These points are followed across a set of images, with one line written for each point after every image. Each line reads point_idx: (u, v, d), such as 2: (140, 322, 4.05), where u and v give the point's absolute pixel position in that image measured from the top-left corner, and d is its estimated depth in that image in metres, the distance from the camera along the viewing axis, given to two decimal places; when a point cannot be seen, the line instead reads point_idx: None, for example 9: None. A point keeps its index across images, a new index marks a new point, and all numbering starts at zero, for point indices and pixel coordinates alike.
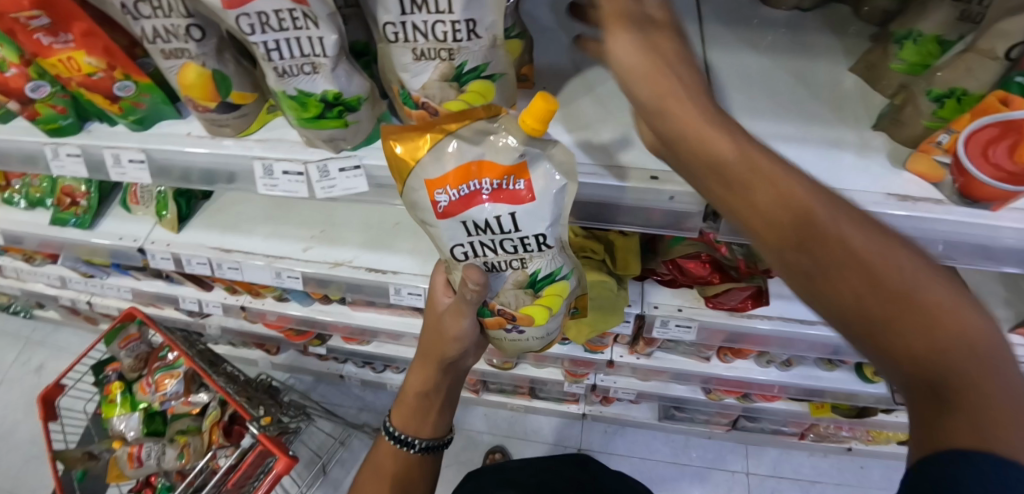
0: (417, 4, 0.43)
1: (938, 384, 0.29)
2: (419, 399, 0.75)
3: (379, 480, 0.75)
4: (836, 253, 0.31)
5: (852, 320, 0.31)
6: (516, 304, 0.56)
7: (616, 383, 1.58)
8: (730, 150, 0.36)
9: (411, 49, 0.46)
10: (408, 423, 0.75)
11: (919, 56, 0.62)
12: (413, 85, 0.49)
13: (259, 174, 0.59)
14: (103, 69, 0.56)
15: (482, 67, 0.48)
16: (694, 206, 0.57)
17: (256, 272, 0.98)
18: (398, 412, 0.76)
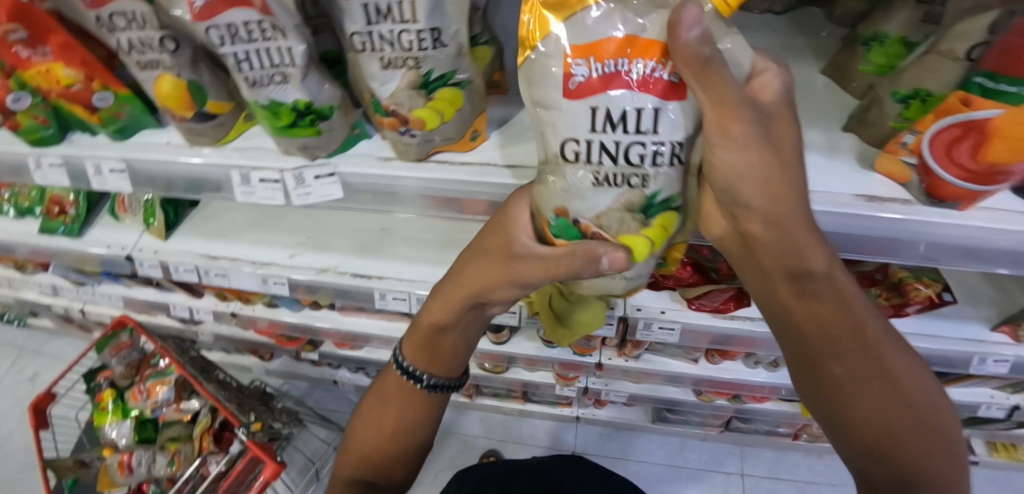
0: (383, 13, 0.44)
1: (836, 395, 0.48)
2: (438, 334, 0.67)
3: (380, 415, 0.74)
4: (865, 351, 0.49)
5: (853, 389, 0.50)
6: (618, 229, 0.46)
7: (608, 386, 1.58)
8: (810, 260, 0.47)
9: (379, 58, 0.47)
10: (420, 355, 0.70)
11: (886, 58, 0.63)
12: (383, 94, 0.50)
13: (237, 183, 0.61)
14: (81, 81, 0.57)
15: (449, 75, 0.49)
16: None
17: (243, 279, 0.99)
18: (413, 338, 0.70)
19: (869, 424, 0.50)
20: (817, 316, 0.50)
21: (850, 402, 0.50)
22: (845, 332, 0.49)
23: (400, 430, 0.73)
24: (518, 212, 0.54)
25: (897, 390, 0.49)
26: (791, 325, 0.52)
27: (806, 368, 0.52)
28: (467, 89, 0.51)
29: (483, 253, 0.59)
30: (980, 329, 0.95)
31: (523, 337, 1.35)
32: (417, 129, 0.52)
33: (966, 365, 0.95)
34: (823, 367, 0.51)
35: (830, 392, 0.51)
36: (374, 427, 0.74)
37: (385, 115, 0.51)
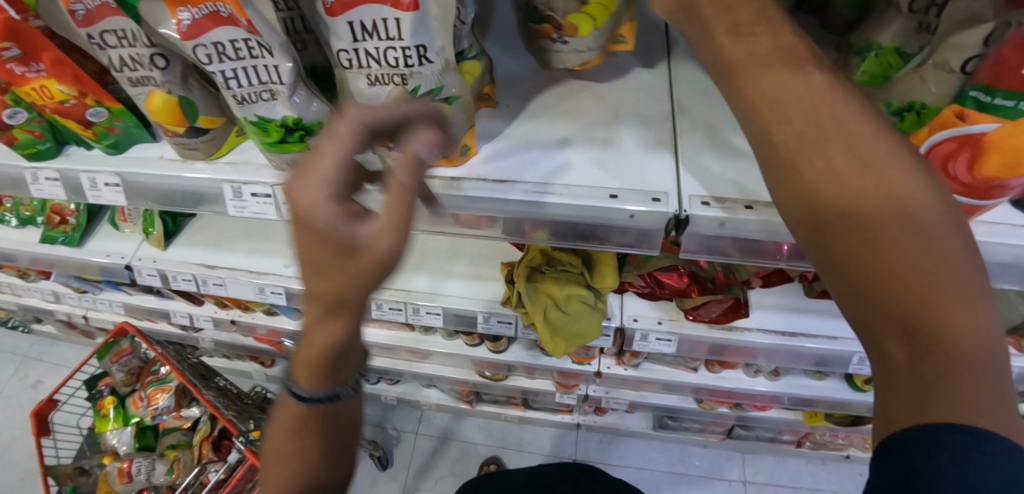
0: (368, 30, 0.44)
1: (819, 202, 0.31)
2: (324, 364, 0.47)
3: (287, 443, 0.56)
4: (853, 176, 0.30)
5: (837, 252, 0.31)
6: (564, 11, 0.60)
7: (609, 394, 1.56)
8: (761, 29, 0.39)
9: (365, 75, 0.47)
10: (318, 388, 0.50)
11: (879, 68, 0.62)
12: None
13: (229, 197, 0.61)
14: (75, 97, 0.57)
15: (436, 91, 0.49)
16: (657, 224, 0.57)
17: (240, 289, 1.00)
18: (304, 378, 0.50)
19: (872, 312, 0.29)
20: (784, 133, 0.34)
21: (836, 275, 0.31)
22: (817, 135, 0.32)
23: (327, 441, 0.57)
24: (317, 207, 0.35)
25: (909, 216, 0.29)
26: (778, 144, 0.34)
27: (793, 215, 0.33)
28: (456, 105, 0.51)
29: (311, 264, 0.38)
30: None
31: (521, 344, 1.34)
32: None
33: None
34: (809, 178, 0.32)
35: (835, 251, 0.31)
36: (291, 457, 0.56)
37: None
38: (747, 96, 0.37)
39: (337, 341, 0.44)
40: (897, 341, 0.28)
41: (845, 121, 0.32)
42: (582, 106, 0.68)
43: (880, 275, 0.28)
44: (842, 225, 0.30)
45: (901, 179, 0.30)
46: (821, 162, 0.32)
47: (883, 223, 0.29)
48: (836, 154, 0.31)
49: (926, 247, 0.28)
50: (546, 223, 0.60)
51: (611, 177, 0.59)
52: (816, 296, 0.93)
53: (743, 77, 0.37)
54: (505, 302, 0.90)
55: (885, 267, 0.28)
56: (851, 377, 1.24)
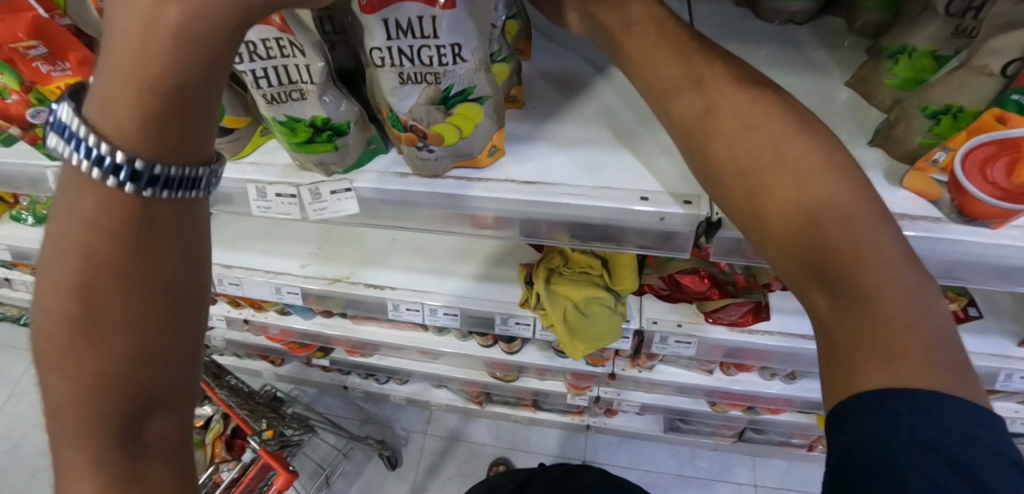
0: (403, 29, 0.43)
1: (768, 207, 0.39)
2: (161, 48, 0.27)
3: (62, 317, 0.30)
4: (783, 177, 0.39)
5: (781, 243, 0.39)
6: None
7: (621, 395, 1.55)
8: (700, 70, 0.48)
9: (397, 74, 0.46)
10: (145, 145, 0.29)
11: (912, 72, 0.62)
12: (401, 108, 0.49)
13: (253, 197, 0.61)
14: None
15: (469, 90, 0.48)
16: (685, 227, 0.56)
17: (257, 288, 0.99)
18: (134, 123, 0.28)
19: (815, 285, 0.36)
20: (726, 151, 0.43)
21: (794, 264, 0.38)
22: (756, 158, 0.41)
23: (153, 315, 0.31)
24: None
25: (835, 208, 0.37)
26: (734, 168, 0.43)
27: (753, 224, 0.41)
28: (487, 105, 0.50)
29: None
30: (1007, 345, 0.92)
31: (534, 346, 1.33)
32: (435, 145, 0.51)
33: (991, 381, 0.92)
34: (759, 192, 0.40)
35: (789, 245, 0.38)
36: (90, 342, 0.30)
37: (403, 130, 0.51)
38: (704, 131, 0.46)
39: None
40: (835, 306, 0.35)
41: (777, 141, 0.41)
42: (606, 107, 0.67)
43: (814, 254, 0.36)
44: (783, 219, 0.38)
45: (816, 176, 0.38)
46: (757, 170, 0.41)
47: (811, 212, 0.37)
48: (769, 162, 0.40)
49: (847, 230, 0.36)
50: (572, 226, 0.60)
51: (640, 179, 0.58)
52: None
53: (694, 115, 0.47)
54: (524, 303, 0.90)
55: (815, 247, 0.36)
56: None
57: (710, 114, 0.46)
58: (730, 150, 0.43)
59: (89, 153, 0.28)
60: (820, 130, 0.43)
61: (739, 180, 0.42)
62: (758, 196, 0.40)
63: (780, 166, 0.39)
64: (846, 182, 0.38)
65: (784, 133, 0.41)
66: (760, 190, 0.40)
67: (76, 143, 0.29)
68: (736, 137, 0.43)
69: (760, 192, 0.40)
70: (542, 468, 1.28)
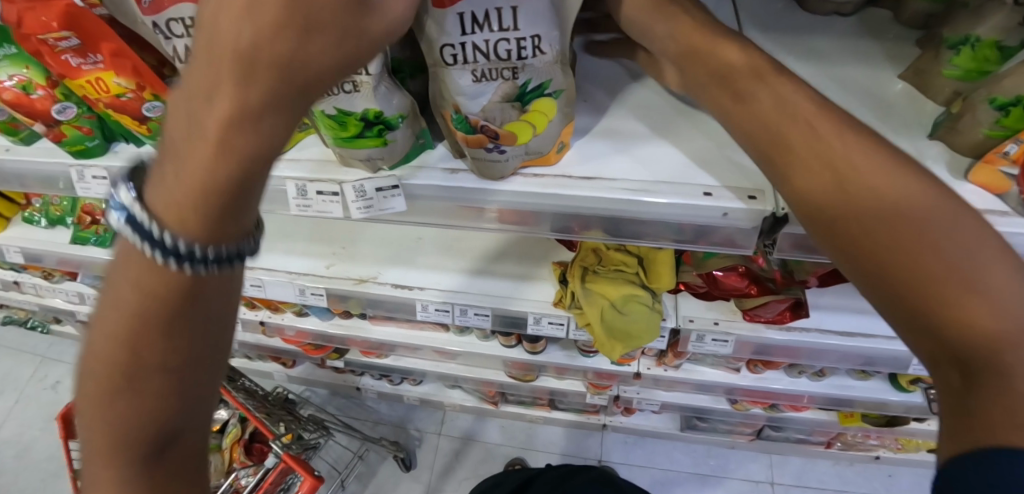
0: (479, 22, 0.43)
1: (857, 221, 0.34)
2: (230, 157, 0.27)
3: (113, 360, 0.31)
4: (871, 204, 0.33)
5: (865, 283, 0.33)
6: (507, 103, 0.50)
7: (640, 394, 1.54)
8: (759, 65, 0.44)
9: (470, 71, 0.45)
10: (201, 233, 0.29)
11: (974, 63, 0.60)
12: (471, 108, 0.47)
13: (293, 195, 0.58)
14: (132, 90, 0.54)
15: (545, 85, 0.47)
16: (748, 223, 0.54)
17: (280, 290, 0.97)
18: (180, 213, 0.29)
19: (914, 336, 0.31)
20: (802, 171, 0.38)
21: (884, 291, 0.32)
22: (834, 167, 0.36)
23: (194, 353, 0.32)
24: None
25: (948, 233, 0.31)
26: (818, 172, 0.37)
27: (834, 239, 0.35)
28: (558, 98, 0.49)
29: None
30: None
31: (558, 345, 1.31)
32: (507, 144, 0.50)
33: None
34: (847, 204, 0.34)
35: (879, 270, 0.32)
36: (129, 381, 0.31)
37: (469, 132, 0.49)
38: (769, 134, 0.41)
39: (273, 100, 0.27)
40: (949, 350, 0.29)
41: (861, 153, 0.36)
42: (652, 100, 0.65)
43: (903, 297, 0.31)
44: (866, 240, 0.33)
45: (909, 193, 0.33)
46: (855, 180, 0.35)
47: (911, 236, 0.31)
48: (854, 177, 0.35)
49: (956, 257, 0.30)
50: (630, 223, 0.57)
51: (701, 172, 0.56)
52: None
53: (761, 108, 0.42)
54: (558, 302, 0.88)
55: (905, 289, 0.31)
56: (897, 378, 1.20)
57: (790, 117, 0.40)
58: (804, 156, 0.38)
59: (145, 234, 0.29)
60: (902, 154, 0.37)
61: (813, 189, 0.37)
62: (846, 208, 0.35)
63: (881, 177, 0.34)
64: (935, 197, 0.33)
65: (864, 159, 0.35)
66: (845, 203, 0.35)
67: (132, 222, 0.29)
68: (812, 141, 0.38)
69: (844, 205, 0.35)
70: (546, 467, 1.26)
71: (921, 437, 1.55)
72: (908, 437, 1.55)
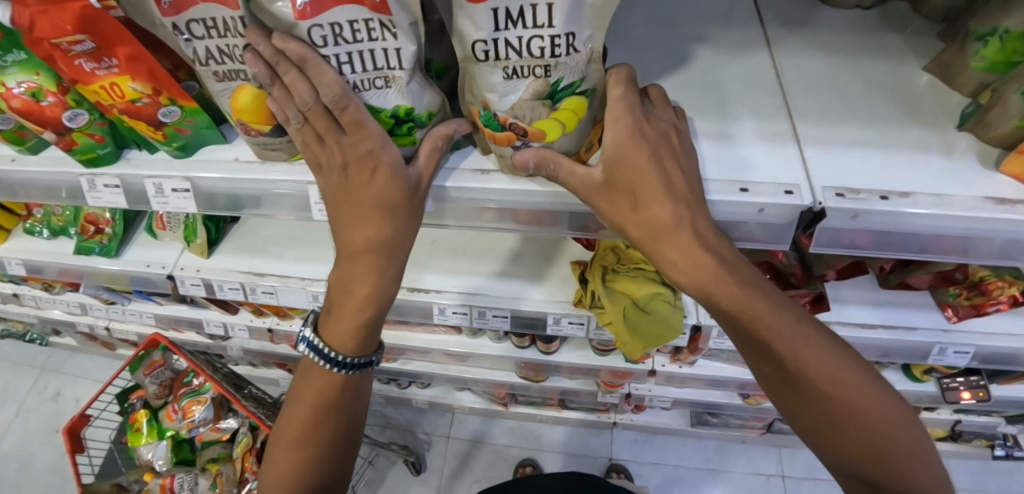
0: (513, 18, 0.41)
1: (757, 334, 0.50)
2: (371, 311, 0.56)
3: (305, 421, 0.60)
4: (760, 340, 0.50)
5: (764, 381, 0.54)
6: (531, 118, 0.48)
7: (652, 391, 1.53)
8: (630, 155, 0.48)
9: (502, 68, 0.44)
10: (354, 349, 0.59)
11: (1002, 55, 0.58)
12: (501, 106, 0.47)
13: (315, 199, 0.57)
14: (148, 95, 0.53)
15: (577, 83, 0.47)
16: (782, 218, 0.54)
17: (293, 296, 0.95)
18: (348, 340, 0.58)
19: (797, 420, 0.53)
20: (700, 289, 0.51)
21: (779, 377, 0.51)
22: (705, 286, 0.50)
23: (344, 414, 0.61)
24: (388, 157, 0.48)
25: (804, 338, 0.50)
26: (712, 295, 0.50)
27: (743, 339, 0.52)
28: (591, 95, 0.49)
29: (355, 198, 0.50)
30: None
31: (571, 345, 1.29)
32: (536, 142, 0.50)
33: None
34: (751, 322, 0.50)
35: (779, 366, 0.51)
36: (313, 435, 0.60)
37: (501, 130, 0.49)
38: (655, 242, 0.51)
39: (389, 271, 0.55)
40: (828, 411, 0.50)
41: (724, 280, 0.50)
42: (677, 98, 0.64)
43: (798, 404, 0.52)
44: (767, 349, 0.50)
45: (765, 305, 0.50)
46: (728, 302, 0.50)
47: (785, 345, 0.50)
48: (730, 296, 0.50)
49: (818, 353, 0.50)
50: None
51: (736, 171, 0.55)
52: (892, 286, 0.93)
53: (641, 224, 0.50)
54: (577, 302, 0.87)
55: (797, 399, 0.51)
56: (910, 367, 1.16)
57: (662, 234, 0.50)
58: (689, 272, 0.50)
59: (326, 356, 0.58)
60: (718, 242, 0.51)
61: (708, 301, 0.51)
62: (741, 323, 0.50)
63: (748, 298, 0.50)
64: (778, 308, 0.51)
65: (729, 286, 0.50)
66: (739, 318, 0.50)
67: (317, 350, 0.59)
68: (694, 261, 0.49)
69: (740, 318, 0.50)
70: (541, 476, 1.19)
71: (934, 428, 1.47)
72: None
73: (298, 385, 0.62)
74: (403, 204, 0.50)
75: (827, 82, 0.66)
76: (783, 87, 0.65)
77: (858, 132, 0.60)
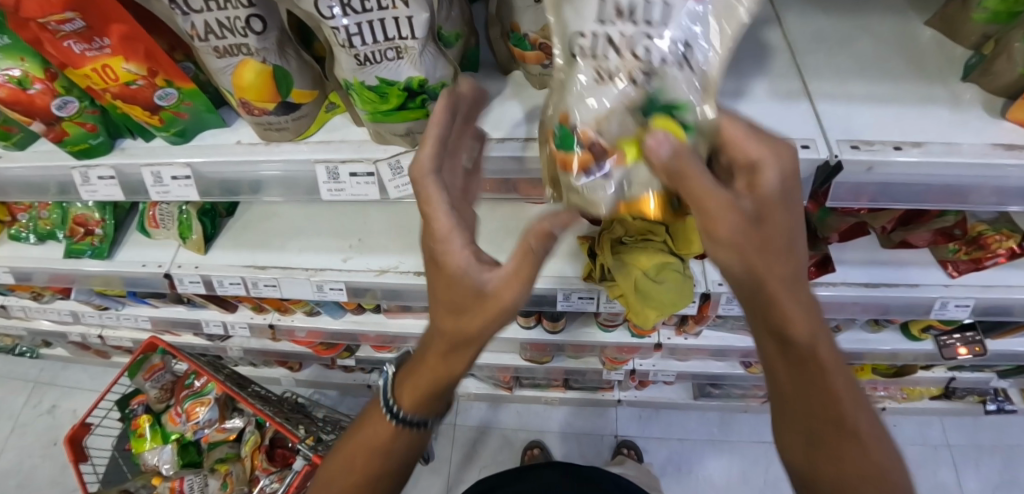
0: (623, 11, 0.38)
1: (825, 380, 0.45)
2: (435, 385, 0.53)
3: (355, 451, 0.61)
4: (819, 387, 0.45)
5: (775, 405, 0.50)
6: (618, 132, 0.38)
7: (655, 366, 1.55)
8: (781, 195, 0.37)
9: (596, 67, 0.39)
10: (415, 411, 0.57)
11: (1005, 5, 0.57)
12: (583, 117, 0.39)
13: (323, 179, 0.55)
14: (143, 77, 0.50)
15: (682, 105, 0.38)
16: (799, 174, 0.54)
17: (296, 287, 0.93)
18: (407, 396, 0.56)
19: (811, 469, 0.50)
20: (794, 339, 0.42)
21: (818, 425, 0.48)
22: (807, 336, 0.42)
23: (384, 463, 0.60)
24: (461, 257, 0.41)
25: (853, 396, 0.47)
26: (805, 345, 0.42)
27: (808, 386, 0.45)
28: (701, 141, 0.39)
29: (449, 305, 0.43)
30: None
31: (577, 323, 1.30)
32: (614, 164, 0.38)
33: None
34: (824, 373, 0.45)
35: (827, 414, 0.47)
36: (355, 471, 0.60)
37: (576, 148, 0.39)
38: (785, 293, 0.39)
39: (457, 365, 0.49)
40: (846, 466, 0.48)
41: (819, 333, 0.43)
42: None
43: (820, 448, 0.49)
44: (826, 399, 0.46)
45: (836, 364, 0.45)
46: (813, 352, 0.43)
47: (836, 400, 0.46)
48: (818, 345, 0.43)
49: (859, 412, 0.48)
50: None
51: None
52: (893, 245, 0.94)
53: (778, 272, 0.38)
54: (587, 276, 0.87)
55: (813, 431, 0.48)
56: (909, 326, 1.18)
57: (789, 286, 0.39)
58: (796, 322, 0.41)
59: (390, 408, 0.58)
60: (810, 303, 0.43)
61: (787, 346, 0.43)
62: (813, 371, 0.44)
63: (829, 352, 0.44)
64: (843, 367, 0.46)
65: (820, 334, 0.43)
66: (815, 362, 0.44)
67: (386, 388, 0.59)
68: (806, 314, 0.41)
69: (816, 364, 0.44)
70: (547, 468, 1.16)
71: (925, 385, 1.44)
72: (914, 386, 1.44)
73: (367, 413, 0.63)
74: (468, 310, 0.43)
75: (834, 41, 0.66)
76: (791, 48, 0.65)
77: (867, 88, 0.60)
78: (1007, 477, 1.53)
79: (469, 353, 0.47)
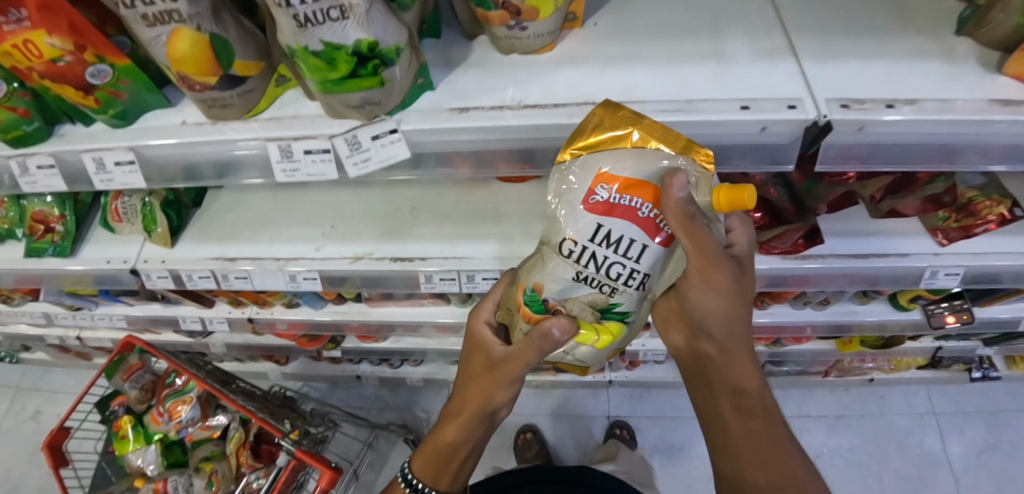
0: (609, 240, 0.47)
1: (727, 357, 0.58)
2: (449, 450, 0.69)
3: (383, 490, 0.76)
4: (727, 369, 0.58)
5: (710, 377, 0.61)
6: (579, 316, 0.51)
7: (645, 346, 1.53)
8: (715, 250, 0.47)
9: (576, 268, 0.49)
10: (423, 471, 0.72)
11: None
12: (555, 295, 0.51)
13: (276, 158, 0.52)
14: (70, 52, 0.46)
15: (627, 313, 0.52)
16: (786, 138, 0.51)
17: (268, 278, 0.89)
18: (421, 460, 0.72)
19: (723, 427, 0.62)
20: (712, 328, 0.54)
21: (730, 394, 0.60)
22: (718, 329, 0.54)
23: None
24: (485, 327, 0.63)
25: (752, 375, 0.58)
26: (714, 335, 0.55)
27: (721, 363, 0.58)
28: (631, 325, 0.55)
29: (469, 365, 0.64)
30: None
31: None
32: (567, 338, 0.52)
33: None
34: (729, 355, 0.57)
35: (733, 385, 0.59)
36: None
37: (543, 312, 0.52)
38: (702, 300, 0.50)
39: (465, 426, 0.65)
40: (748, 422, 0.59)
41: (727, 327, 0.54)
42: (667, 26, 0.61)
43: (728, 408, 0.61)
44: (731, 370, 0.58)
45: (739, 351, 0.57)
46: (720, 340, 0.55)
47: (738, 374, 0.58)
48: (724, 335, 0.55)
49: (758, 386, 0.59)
50: None
51: (733, 90, 0.52)
52: (882, 215, 0.92)
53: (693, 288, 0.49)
54: None
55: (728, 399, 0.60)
56: (897, 296, 1.17)
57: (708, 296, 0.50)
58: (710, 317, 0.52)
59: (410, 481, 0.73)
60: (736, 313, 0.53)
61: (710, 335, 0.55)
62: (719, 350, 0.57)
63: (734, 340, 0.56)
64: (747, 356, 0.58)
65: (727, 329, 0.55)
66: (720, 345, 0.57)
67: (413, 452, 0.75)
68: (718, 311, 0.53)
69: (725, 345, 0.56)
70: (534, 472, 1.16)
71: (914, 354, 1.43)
72: (902, 356, 1.43)
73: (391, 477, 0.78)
74: (482, 370, 0.61)
75: None
76: (776, 6, 0.62)
77: (857, 45, 0.57)
78: (991, 443, 1.55)
79: (476, 418, 0.63)
